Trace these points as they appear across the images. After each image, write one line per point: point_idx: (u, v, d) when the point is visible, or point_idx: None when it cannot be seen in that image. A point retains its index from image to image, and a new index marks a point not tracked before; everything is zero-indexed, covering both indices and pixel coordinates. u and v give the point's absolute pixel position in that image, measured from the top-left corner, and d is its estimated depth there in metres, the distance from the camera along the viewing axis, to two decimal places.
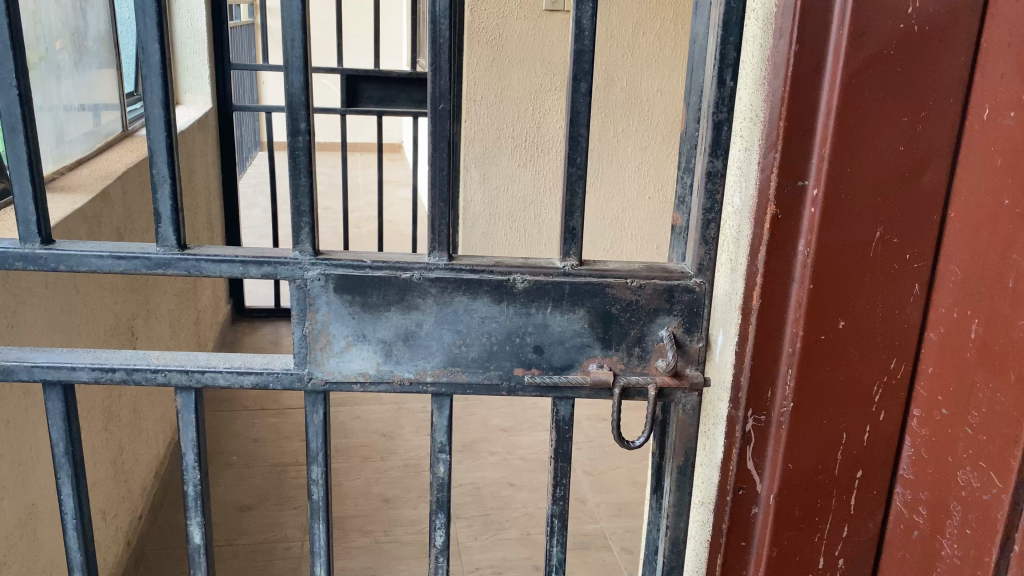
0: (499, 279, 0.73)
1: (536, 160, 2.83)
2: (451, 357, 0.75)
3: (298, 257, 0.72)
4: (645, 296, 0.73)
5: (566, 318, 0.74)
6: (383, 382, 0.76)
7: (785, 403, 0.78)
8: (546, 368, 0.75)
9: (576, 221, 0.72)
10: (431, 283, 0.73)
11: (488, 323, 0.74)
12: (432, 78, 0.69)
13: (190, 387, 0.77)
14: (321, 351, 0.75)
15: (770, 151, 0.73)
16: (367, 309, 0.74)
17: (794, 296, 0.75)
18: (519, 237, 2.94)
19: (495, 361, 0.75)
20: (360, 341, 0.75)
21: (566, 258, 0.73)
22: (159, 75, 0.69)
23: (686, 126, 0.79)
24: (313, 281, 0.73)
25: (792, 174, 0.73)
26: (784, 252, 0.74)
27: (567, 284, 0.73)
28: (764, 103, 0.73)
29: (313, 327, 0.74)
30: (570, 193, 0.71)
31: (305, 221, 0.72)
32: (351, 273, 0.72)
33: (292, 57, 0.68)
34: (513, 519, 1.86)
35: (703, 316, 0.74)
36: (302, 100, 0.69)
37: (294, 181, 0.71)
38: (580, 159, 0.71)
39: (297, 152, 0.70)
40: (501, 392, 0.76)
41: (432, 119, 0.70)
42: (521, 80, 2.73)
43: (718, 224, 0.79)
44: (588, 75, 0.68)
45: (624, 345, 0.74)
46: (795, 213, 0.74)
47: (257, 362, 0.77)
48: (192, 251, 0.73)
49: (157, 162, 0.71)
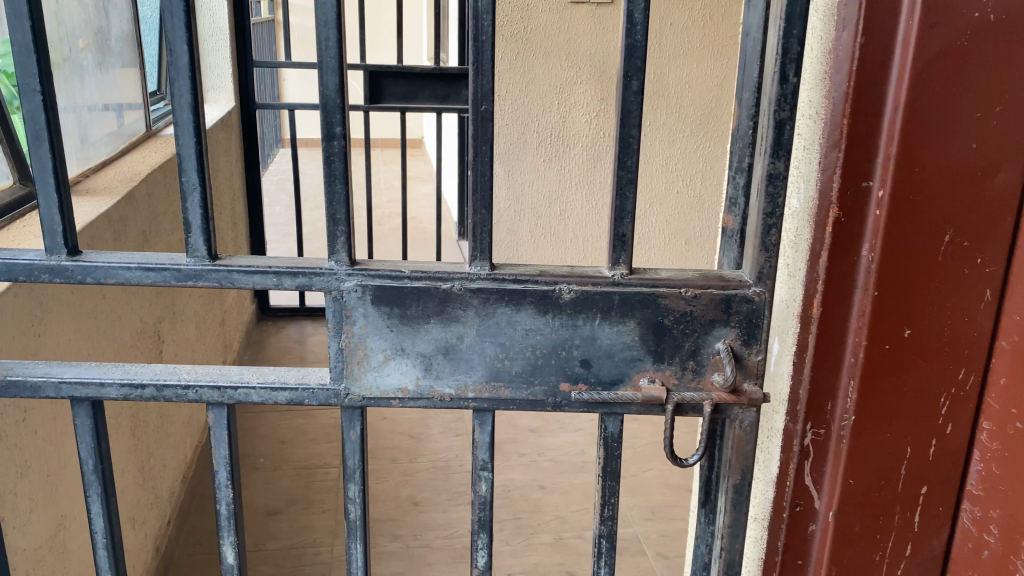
0: (544, 289, 0.69)
1: (562, 156, 2.78)
2: (494, 371, 0.72)
3: (334, 268, 0.69)
4: (700, 306, 0.70)
5: (615, 330, 0.70)
6: (422, 397, 0.73)
7: (846, 417, 0.73)
8: (594, 382, 0.72)
9: (626, 226, 0.69)
10: (472, 294, 0.69)
11: (533, 336, 0.71)
12: (473, 77, 0.65)
13: (222, 404, 0.73)
14: (357, 365, 0.72)
15: (832, 151, 0.68)
16: (406, 321, 0.70)
17: (856, 304, 0.71)
18: (545, 234, 2.90)
19: (540, 376, 0.72)
20: (398, 355, 0.71)
21: (615, 266, 0.70)
22: (186, 77, 0.66)
23: (738, 124, 0.74)
24: (350, 292, 0.69)
25: (856, 175, 0.68)
26: (846, 258, 0.70)
27: (617, 294, 0.69)
28: (825, 99, 0.68)
29: (349, 340, 0.71)
30: (620, 197, 0.68)
31: (341, 230, 0.68)
32: (388, 285, 0.69)
33: (326, 57, 0.64)
34: (545, 523, 1.82)
35: (763, 327, 0.70)
36: (338, 102, 0.66)
37: (329, 188, 0.68)
38: (631, 162, 0.67)
39: (332, 158, 0.67)
40: (547, 408, 0.73)
41: (474, 121, 0.66)
42: (547, 73, 2.68)
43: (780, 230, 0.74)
44: (640, 73, 0.65)
45: (677, 358, 0.71)
46: (859, 215, 0.69)
47: (292, 375, 0.74)
48: (224, 261, 0.70)
49: (186, 171, 0.68)
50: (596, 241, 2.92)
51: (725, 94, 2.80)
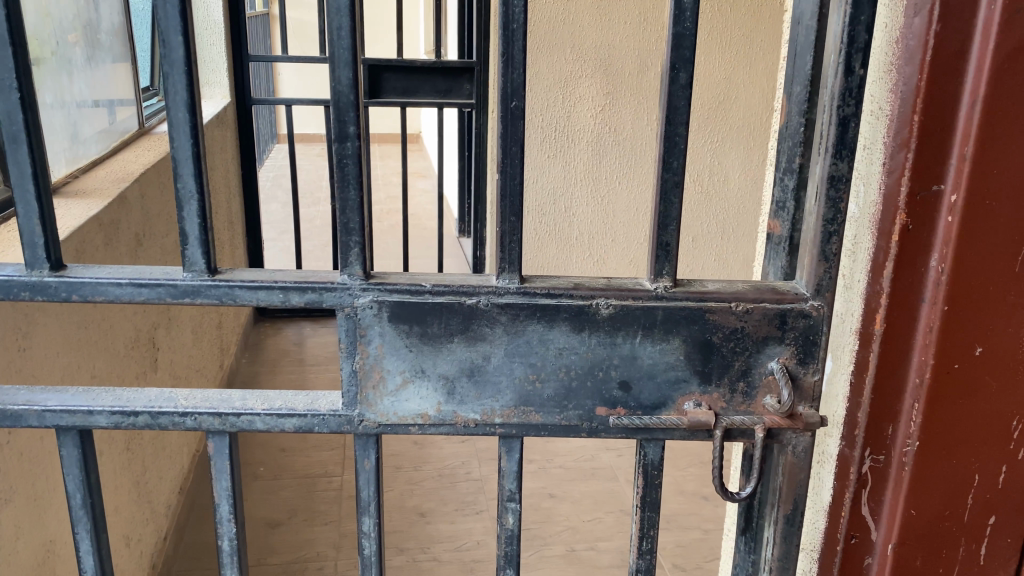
0: (579, 304, 0.63)
1: (567, 152, 2.71)
2: (524, 395, 0.65)
3: (347, 282, 0.62)
4: (752, 322, 0.63)
5: (658, 349, 0.63)
6: (444, 424, 0.66)
7: (908, 443, 0.67)
8: (634, 407, 0.65)
9: (670, 234, 0.62)
10: (500, 310, 0.63)
11: (568, 355, 0.64)
12: (503, 71, 0.58)
13: (224, 431, 0.67)
14: (372, 389, 0.65)
15: (900, 151, 0.61)
16: (427, 341, 0.63)
17: (922, 320, 0.64)
18: (550, 232, 2.83)
19: (575, 400, 0.65)
20: (418, 378, 0.64)
21: (658, 279, 0.63)
22: (182, 71, 0.59)
23: (789, 120, 0.68)
24: (365, 309, 0.62)
25: (926, 177, 0.61)
26: (913, 268, 0.63)
27: (660, 310, 0.63)
28: (890, 93, 0.61)
29: (364, 362, 0.64)
30: (664, 202, 0.61)
31: (354, 240, 0.62)
32: (407, 301, 0.62)
33: (338, 48, 0.58)
34: (556, 534, 1.76)
35: (821, 344, 0.64)
36: (351, 99, 0.59)
37: (341, 194, 0.61)
38: (678, 163, 0.60)
39: (345, 160, 0.60)
40: (582, 434, 0.66)
41: (503, 120, 0.59)
42: (551, 66, 2.60)
43: (840, 237, 0.67)
44: (690, 65, 0.58)
45: (726, 380, 0.64)
46: (928, 221, 0.62)
47: (301, 400, 0.67)
48: (225, 275, 0.64)
49: (181, 176, 0.61)
50: (602, 239, 2.85)
51: (734, 88, 2.70)
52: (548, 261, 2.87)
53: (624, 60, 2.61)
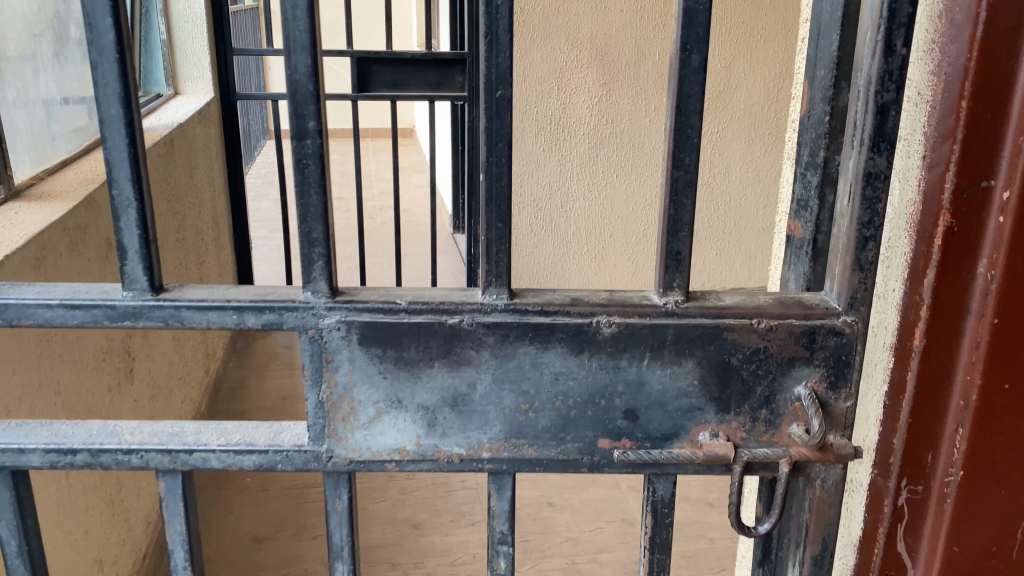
0: (578, 323, 0.55)
1: (562, 145, 2.63)
2: (515, 426, 0.57)
3: (310, 300, 0.54)
4: (776, 341, 0.55)
5: (669, 373, 0.56)
6: (424, 459, 0.58)
7: (951, 473, 0.58)
8: (641, 438, 0.57)
9: (682, 243, 0.54)
10: (486, 330, 0.55)
11: (565, 381, 0.56)
12: (486, 55, 0.50)
13: (176, 470, 0.59)
14: (342, 422, 0.56)
15: (944, 142, 0.52)
16: (402, 366, 0.55)
17: (968, 334, 0.56)
18: (546, 227, 2.74)
19: (574, 431, 0.57)
20: (394, 408, 0.56)
21: (668, 292, 0.55)
22: (113, 59, 0.50)
23: (813, 108, 0.61)
24: (331, 331, 0.54)
25: (974, 172, 0.52)
26: (958, 276, 0.55)
27: (671, 329, 0.55)
28: (933, 75, 0.53)
29: (331, 392, 0.56)
30: (675, 205, 0.53)
31: (318, 252, 0.54)
32: (378, 321, 0.54)
33: (294, 31, 0.49)
34: (555, 546, 1.68)
35: (855, 366, 0.56)
36: (310, 90, 0.51)
37: (301, 200, 0.53)
38: (690, 159, 0.52)
39: (304, 161, 0.52)
40: (582, 469, 0.58)
41: (487, 112, 0.51)
42: (545, 57, 2.51)
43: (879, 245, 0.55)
44: (704, 44, 0.50)
45: (746, 408, 0.56)
46: (975, 223, 0.53)
47: (262, 434, 0.59)
48: (172, 295, 0.56)
49: (117, 182, 0.53)
50: (599, 235, 2.77)
51: (734, 77, 2.60)
52: (545, 258, 2.78)
53: (620, 49, 2.53)
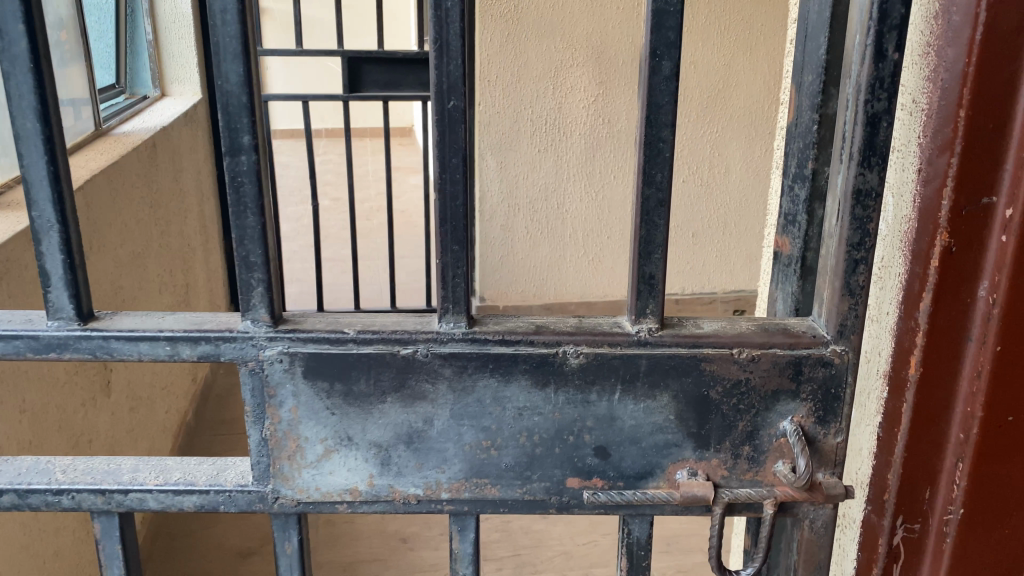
0: (542, 353, 0.50)
1: (558, 146, 2.58)
2: (476, 465, 0.52)
3: (250, 330, 0.50)
4: (759, 373, 0.50)
5: (642, 408, 0.51)
6: (378, 500, 0.53)
7: (950, 510, 0.54)
8: (613, 477, 0.53)
9: (654, 266, 0.49)
10: (443, 362, 0.50)
11: (529, 417, 0.51)
12: (436, 63, 0.46)
13: (111, 512, 0.54)
14: (287, 460, 0.52)
15: (941, 154, 0.48)
16: (352, 401, 0.51)
17: (968, 363, 0.51)
18: (541, 229, 2.69)
19: (540, 469, 0.53)
20: (344, 446, 0.52)
21: (640, 320, 0.50)
22: (27, 70, 0.46)
23: (800, 116, 0.56)
24: (272, 363, 0.50)
25: (975, 186, 0.47)
26: (957, 300, 0.50)
27: (644, 359, 0.50)
28: (929, 81, 0.48)
29: (275, 428, 0.51)
30: (647, 226, 0.49)
31: (258, 277, 0.49)
32: (323, 353, 0.50)
33: (224, 36, 0.45)
34: (548, 560, 1.63)
35: (845, 399, 0.51)
36: (243, 101, 0.46)
37: (237, 221, 0.48)
38: (662, 176, 0.48)
39: (239, 179, 0.47)
40: (550, 510, 0.54)
41: (438, 125, 0.47)
42: (540, 56, 2.46)
43: (869, 267, 0.50)
44: (676, 50, 0.45)
45: (727, 444, 0.52)
46: (975, 242, 0.49)
47: (204, 472, 0.54)
48: (102, 323, 0.51)
49: (36, 203, 0.48)
50: (597, 236, 2.72)
51: (734, 75, 2.53)
52: (541, 260, 2.73)
53: (617, 48, 2.48)
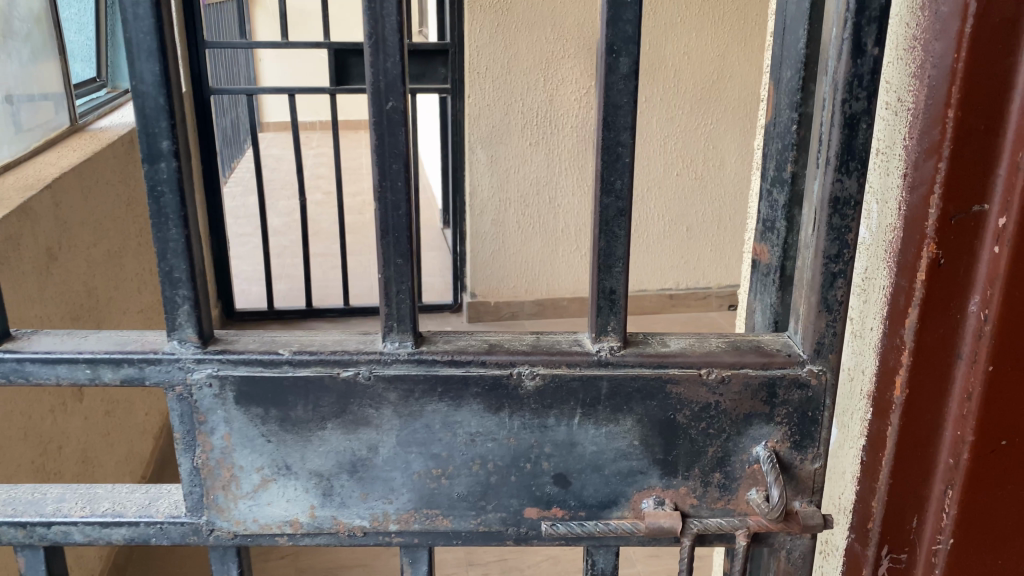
0: (494, 375, 0.46)
1: (549, 139, 2.54)
2: (427, 494, 0.49)
3: (177, 352, 0.46)
4: (730, 395, 0.47)
5: (604, 433, 0.47)
6: (322, 532, 0.50)
7: (939, 540, 0.50)
8: (574, 507, 0.49)
9: (616, 280, 0.45)
10: (387, 386, 0.46)
11: (483, 443, 0.47)
12: (372, 60, 0.41)
13: (35, 545, 0.50)
14: (222, 490, 0.48)
15: (929, 159, 0.44)
16: (289, 427, 0.47)
17: (958, 384, 0.47)
18: (533, 223, 2.64)
19: (496, 499, 0.49)
20: (282, 475, 0.48)
21: (601, 339, 0.46)
22: None
23: (779, 113, 0.52)
24: (201, 387, 0.46)
25: (965, 193, 0.43)
26: (946, 316, 0.46)
27: (605, 381, 0.46)
28: (917, 77, 0.44)
29: (207, 457, 0.48)
30: (608, 238, 0.45)
31: (184, 294, 0.45)
32: (256, 376, 0.46)
33: (136, 32, 0.41)
34: (535, 565, 1.60)
35: (822, 423, 0.47)
36: (160, 102, 0.42)
37: (159, 234, 0.44)
38: (622, 183, 0.43)
39: (159, 188, 0.43)
40: (507, 541, 0.50)
41: (377, 127, 0.42)
42: (531, 47, 2.42)
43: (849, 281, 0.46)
44: (635, 45, 0.41)
45: (696, 471, 0.48)
46: (966, 254, 0.45)
47: (135, 501, 0.50)
48: (17, 345, 0.47)
49: None
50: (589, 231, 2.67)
51: (729, 66, 2.48)
52: (533, 256, 2.69)
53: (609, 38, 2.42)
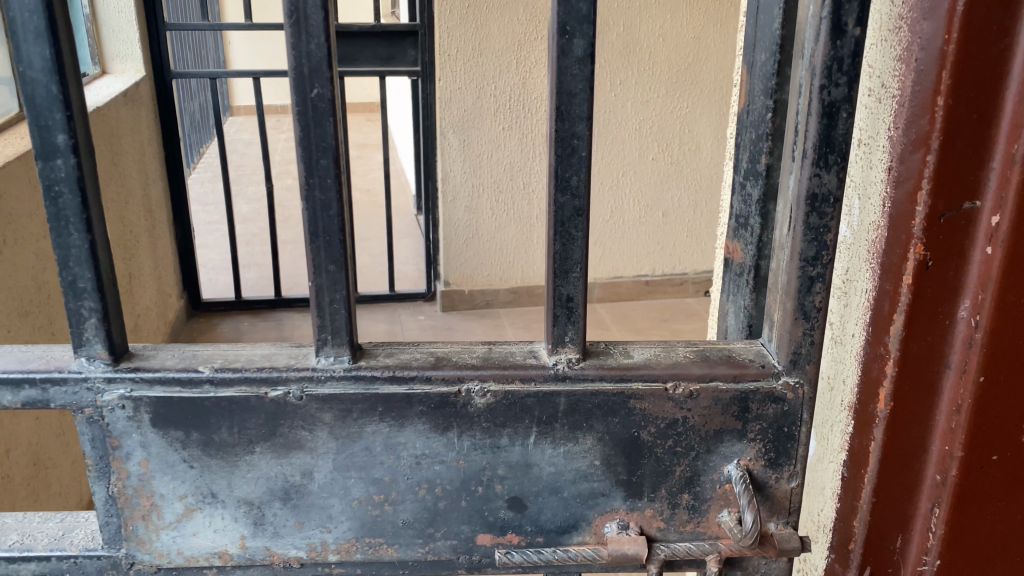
0: (440, 393, 0.41)
1: (522, 124, 2.48)
2: (369, 521, 0.44)
3: (85, 372, 0.41)
4: (699, 411, 0.42)
5: (562, 453, 0.43)
6: (254, 563, 0.45)
7: (924, 561, 0.46)
8: (531, 533, 0.45)
9: (573, 287, 0.41)
10: (321, 406, 0.42)
11: (429, 466, 0.43)
12: (293, 42, 0.36)
13: None
14: (142, 520, 0.44)
15: (916, 151, 0.40)
16: (213, 451, 0.42)
17: (947, 396, 0.43)
18: (506, 210, 2.59)
19: (445, 526, 0.45)
20: (207, 503, 0.44)
21: (558, 352, 0.42)
22: None
23: (753, 100, 0.48)
24: (114, 409, 0.41)
25: (956, 191, 0.40)
26: (934, 322, 0.42)
27: (562, 398, 0.42)
28: (903, 62, 0.39)
29: (124, 485, 0.43)
30: (563, 241, 0.40)
31: (91, 306, 0.40)
32: (174, 397, 0.41)
33: (20, 9, 0.35)
34: None
35: (799, 440, 0.43)
36: (51, 90, 0.37)
37: (59, 239, 0.39)
38: (579, 179, 0.39)
39: (57, 188, 0.38)
40: (459, 570, 0.46)
41: (301, 118, 0.37)
42: (502, 28, 2.36)
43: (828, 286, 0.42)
44: (590, 24, 0.37)
45: (663, 493, 0.44)
46: (955, 256, 0.41)
47: (47, 533, 0.46)
48: None
49: None
50: None
51: (704, 49, 2.44)
52: (507, 243, 2.63)
53: None
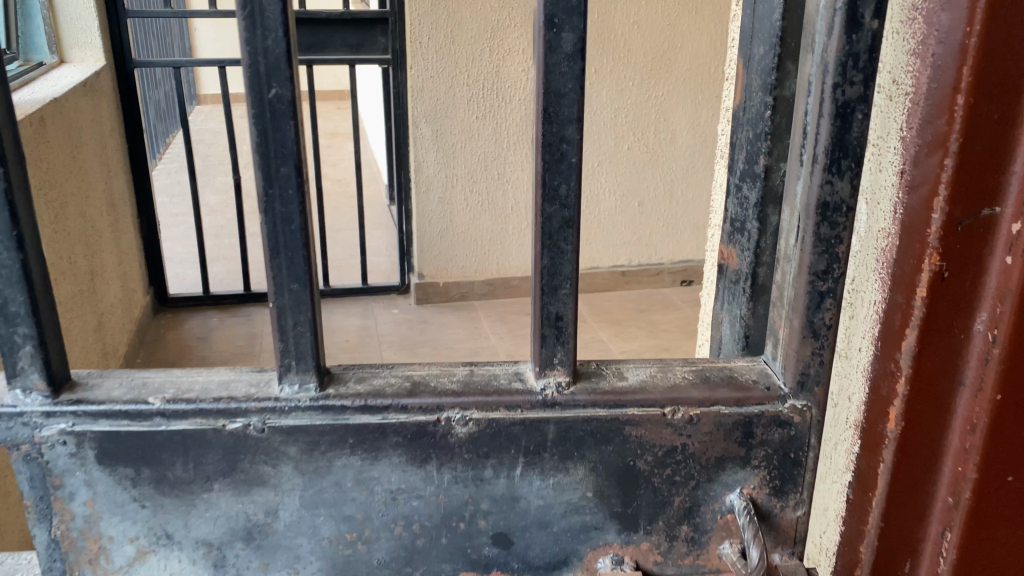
0: (417, 424, 0.38)
1: (496, 113, 2.43)
2: (340, 561, 0.41)
3: (19, 405, 0.37)
4: (700, 437, 0.39)
5: (551, 485, 0.40)
6: None
7: None
8: (517, 569, 0.41)
9: (562, 305, 0.38)
10: (286, 439, 0.38)
11: (406, 502, 0.39)
12: (247, 37, 0.32)
13: None
14: (90, 565, 0.40)
15: (931, 131, 0.33)
16: (166, 490, 0.38)
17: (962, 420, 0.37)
18: (480, 201, 2.54)
19: (425, 564, 0.41)
20: (162, 545, 0.40)
21: (546, 376, 0.38)
22: None
23: (750, 97, 0.44)
24: (54, 445, 0.37)
25: (977, 180, 0.33)
26: (950, 335, 0.36)
27: (552, 426, 0.38)
28: (919, 28, 0.33)
29: (68, 528, 0.39)
30: (550, 254, 0.37)
31: (25, 332, 0.36)
32: (122, 432, 0.37)
33: None
34: None
35: (806, 466, 0.41)
36: None
37: None
38: (568, 187, 0.35)
39: None
40: None
41: (257, 122, 0.33)
42: (474, 15, 2.30)
43: (837, 302, 0.39)
44: (580, 17, 0.33)
45: (660, 525, 0.41)
46: (975, 258, 0.34)
47: None
48: None
49: None
50: None
51: (679, 36, 2.40)
52: (482, 235, 2.59)
53: None
